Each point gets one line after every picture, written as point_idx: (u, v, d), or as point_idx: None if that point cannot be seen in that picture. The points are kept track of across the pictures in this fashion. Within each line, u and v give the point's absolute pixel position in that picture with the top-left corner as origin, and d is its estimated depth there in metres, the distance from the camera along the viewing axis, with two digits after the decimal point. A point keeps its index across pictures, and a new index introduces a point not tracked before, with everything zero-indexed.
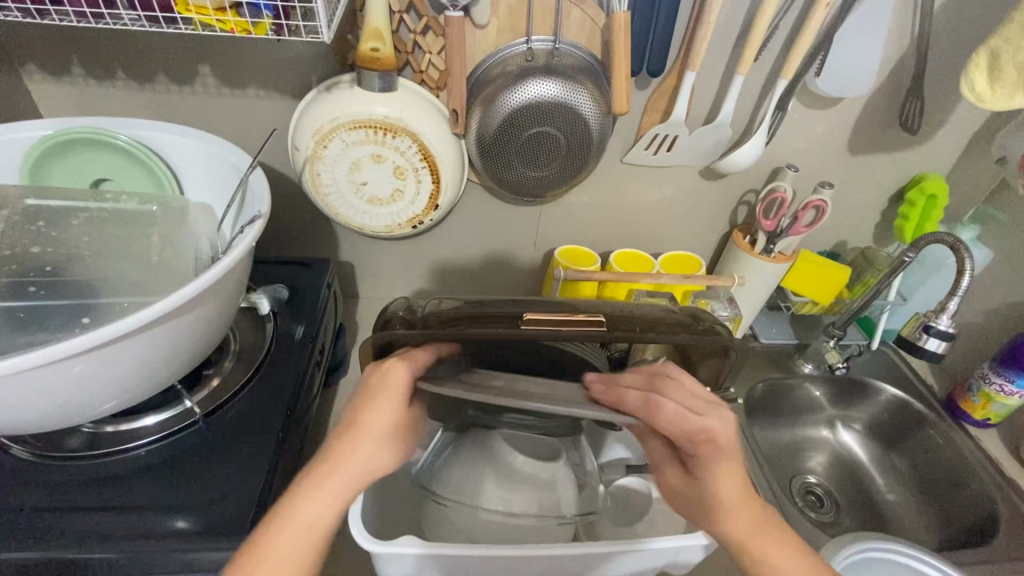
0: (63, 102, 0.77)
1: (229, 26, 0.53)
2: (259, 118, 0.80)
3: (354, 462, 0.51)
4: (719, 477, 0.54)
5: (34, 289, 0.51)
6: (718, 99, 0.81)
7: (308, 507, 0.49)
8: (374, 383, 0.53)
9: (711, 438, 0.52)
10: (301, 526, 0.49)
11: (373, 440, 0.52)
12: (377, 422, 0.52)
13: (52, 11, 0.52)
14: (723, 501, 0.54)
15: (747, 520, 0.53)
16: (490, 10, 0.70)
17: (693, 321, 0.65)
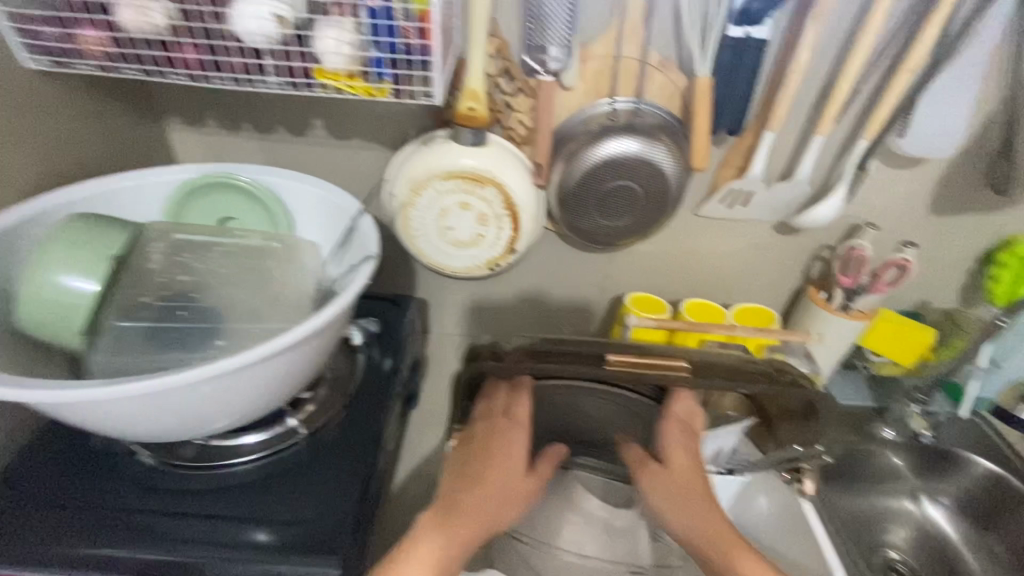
0: (194, 148, 0.88)
1: (357, 90, 0.61)
2: (360, 166, 0.88)
3: (471, 507, 0.54)
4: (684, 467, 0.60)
5: (182, 313, 0.58)
6: (795, 157, 0.82)
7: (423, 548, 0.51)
8: (494, 442, 0.59)
9: (683, 420, 0.63)
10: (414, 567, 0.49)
11: (497, 497, 0.55)
12: (494, 477, 0.56)
13: (214, 77, 0.61)
14: (685, 484, 0.58)
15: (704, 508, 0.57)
16: (578, 74, 0.75)
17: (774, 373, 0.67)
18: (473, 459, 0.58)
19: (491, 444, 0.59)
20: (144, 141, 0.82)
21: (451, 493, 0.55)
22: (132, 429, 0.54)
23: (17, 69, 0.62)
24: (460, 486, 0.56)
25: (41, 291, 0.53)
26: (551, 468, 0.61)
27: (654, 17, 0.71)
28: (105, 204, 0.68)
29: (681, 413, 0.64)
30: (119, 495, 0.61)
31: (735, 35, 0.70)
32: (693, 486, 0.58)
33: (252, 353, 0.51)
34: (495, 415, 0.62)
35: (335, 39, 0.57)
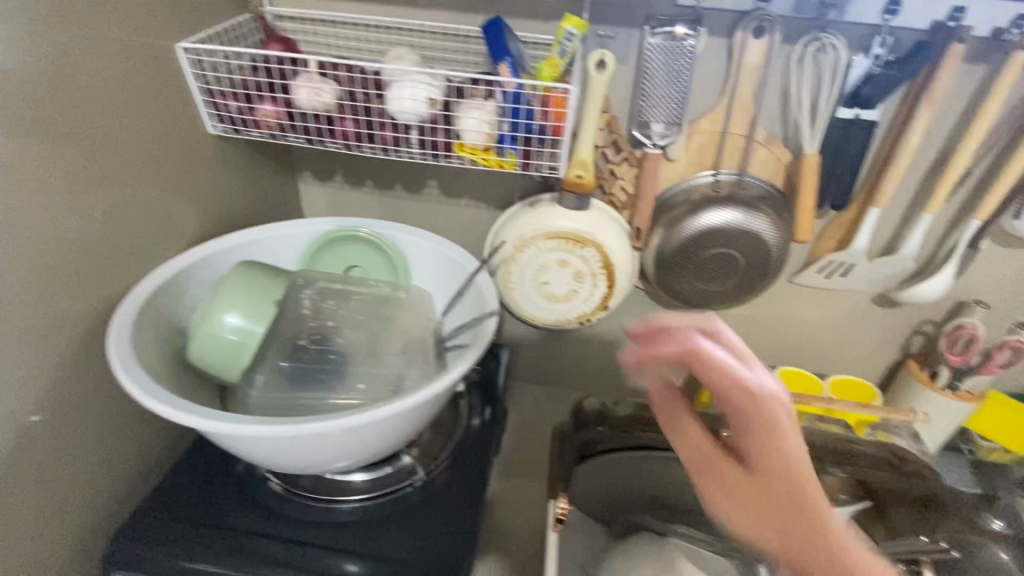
0: (320, 200, 0.97)
1: (489, 162, 0.67)
2: (466, 222, 0.95)
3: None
4: (775, 471, 0.46)
5: (331, 358, 0.65)
6: (899, 232, 0.82)
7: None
8: None
9: (790, 449, 0.46)
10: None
11: None
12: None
13: (366, 147, 0.68)
14: (778, 492, 0.46)
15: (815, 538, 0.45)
16: (684, 147, 0.79)
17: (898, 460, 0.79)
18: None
19: None
20: (282, 193, 0.92)
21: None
22: (279, 460, 0.60)
23: (202, 135, 0.73)
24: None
25: (213, 334, 0.62)
26: None
27: (764, 97, 0.75)
28: (256, 249, 0.76)
29: (782, 431, 0.46)
30: (248, 517, 0.66)
31: (844, 115, 0.73)
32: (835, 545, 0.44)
33: (388, 408, 0.56)
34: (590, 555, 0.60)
35: (477, 118, 0.64)
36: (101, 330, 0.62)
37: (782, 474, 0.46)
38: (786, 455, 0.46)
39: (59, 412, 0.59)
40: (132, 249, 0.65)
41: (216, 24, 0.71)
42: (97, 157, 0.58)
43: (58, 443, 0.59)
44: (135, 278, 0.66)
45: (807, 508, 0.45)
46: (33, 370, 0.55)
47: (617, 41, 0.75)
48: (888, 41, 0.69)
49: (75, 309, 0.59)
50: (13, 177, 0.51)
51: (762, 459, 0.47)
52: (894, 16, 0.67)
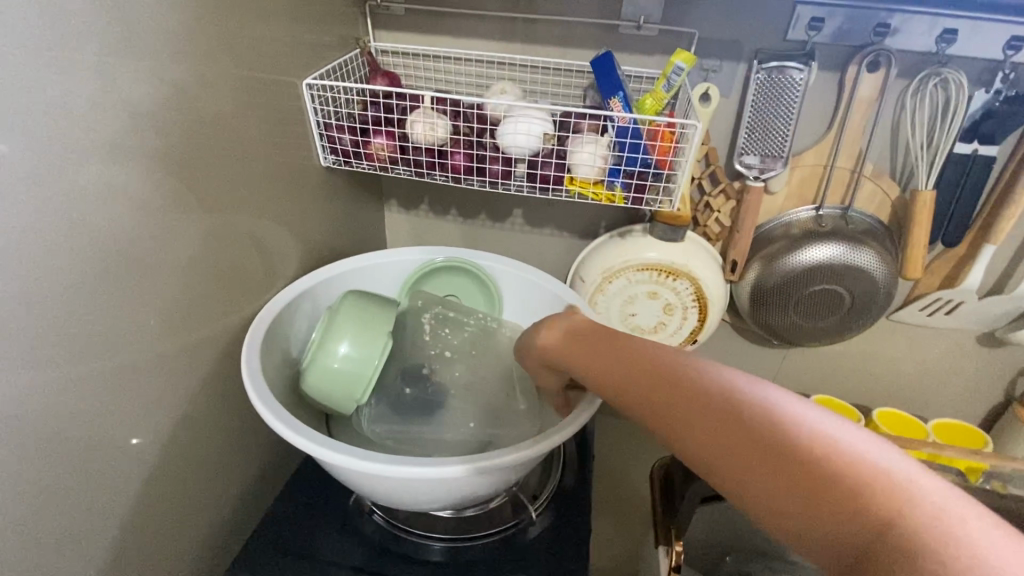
0: (403, 228, 0.99)
1: (600, 196, 0.67)
2: (549, 252, 0.95)
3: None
4: (655, 372, 0.43)
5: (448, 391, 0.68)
6: (1011, 271, 0.79)
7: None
8: None
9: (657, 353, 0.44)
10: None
11: None
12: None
13: (474, 180, 0.69)
14: (671, 387, 0.41)
15: (718, 412, 0.37)
16: (785, 181, 0.77)
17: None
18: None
19: None
20: (370, 221, 0.94)
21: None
22: (389, 497, 0.59)
23: (308, 166, 0.74)
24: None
25: (326, 366, 0.62)
26: None
27: (873, 132, 0.73)
28: (349, 280, 0.77)
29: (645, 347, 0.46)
30: (351, 553, 0.65)
31: (961, 151, 0.70)
32: (747, 419, 0.36)
33: (511, 454, 0.55)
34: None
35: (591, 152, 0.64)
36: (217, 356, 0.64)
37: (656, 375, 0.42)
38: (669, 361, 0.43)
39: (177, 439, 0.60)
40: (245, 278, 0.67)
41: (330, 60, 0.73)
42: (223, 190, 0.61)
43: (174, 469, 0.60)
44: (246, 308, 0.68)
45: (695, 393, 0.39)
46: (159, 396, 0.57)
47: (720, 75, 0.74)
48: (1011, 75, 0.66)
49: (197, 338, 0.61)
50: (156, 209, 0.53)
51: (638, 373, 0.44)
52: (1018, 52, 0.65)
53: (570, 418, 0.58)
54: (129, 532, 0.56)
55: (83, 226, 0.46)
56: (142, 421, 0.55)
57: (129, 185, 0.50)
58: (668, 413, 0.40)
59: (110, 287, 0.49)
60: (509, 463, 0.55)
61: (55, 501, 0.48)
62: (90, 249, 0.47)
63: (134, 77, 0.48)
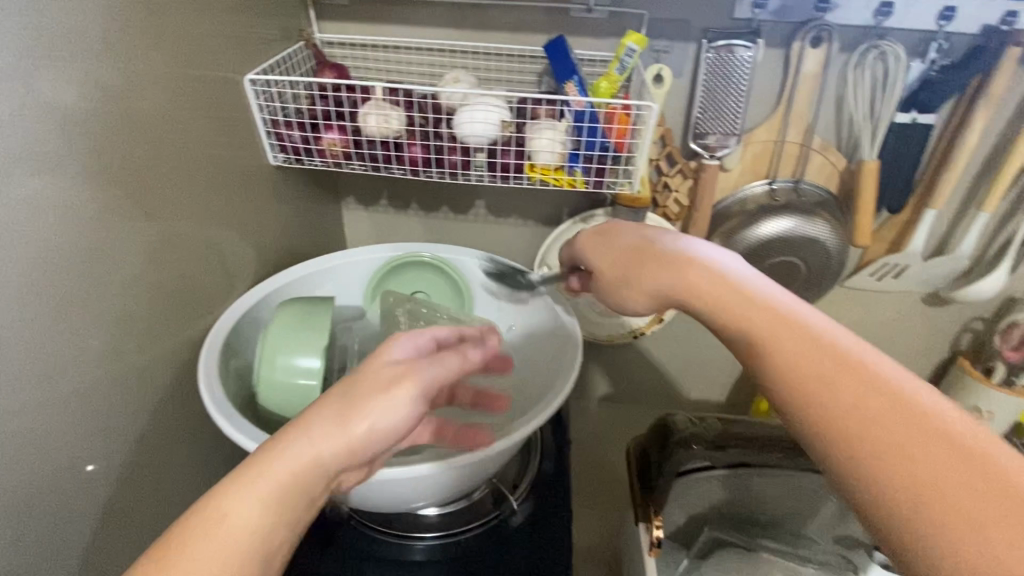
0: (363, 225, 0.96)
1: (561, 182, 0.66)
2: (514, 240, 0.94)
3: (323, 450, 0.33)
4: (792, 336, 0.37)
5: None
6: (952, 232, 0.83)
7: (240, 503, 0.31)
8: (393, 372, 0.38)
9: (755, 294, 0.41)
10: (220, 539, 0.31)
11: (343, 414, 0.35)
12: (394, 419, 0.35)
13: (434, 171, 0.67)
14: (809, 362, 0.35)
15: (870, 409, 0.32)
16: (739, 158, 0.79)
17: None
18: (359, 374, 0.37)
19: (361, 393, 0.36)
20: (328, 220, 0.91)
21: (272, 453, 0.33)
22: (364, 501, 0.57)
23: (258, 166, 0.71)
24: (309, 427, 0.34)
25: (286, 379, 0.58)
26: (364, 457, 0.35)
27: (819, 106, 0.75)
28: (308, 284, 0.75)
29: (743, 281, 0.42)
30: (333, 562, 0.64)
31: (902, 120, 0.73)
32: (884, 388, 0.33)
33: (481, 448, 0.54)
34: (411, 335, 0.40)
35: (550, 138, 0.64)
36: (174, 371, 0.61)
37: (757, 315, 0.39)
38: (810, 331, 0.37)
39: (139, 463, 0.58)
40: (198, 289, 0.64)
41: (272, 54, 0.70)
42: (166, 199, 0.57)
43: (138, 494, 0.58)
44: (202, 321, 0.65)
45: (819, 343, 0.36)
46: (115, 418, 0.54)
47: (672, 56, 0.75)
48: (944, 45, 0.69)
49: (151, 356, 0.58)
50: (94, 220, 0.49)
51: (736, 308, 0.41)
52: (949, 23, 0.68)
53: (540, 409, 0.58)
54: (95, 562, 0.54)
55: (14, 243, 0.43)
56: (98, 447, 0.52)
57: (62, 197, 0.46)
58: (781, 360, 0.37)
59: (49, 307, 0.46)
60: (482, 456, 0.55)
61: (9, 538, 0.45)
62: (24, 268, 0.44)
63: (54, 83, 0.44)
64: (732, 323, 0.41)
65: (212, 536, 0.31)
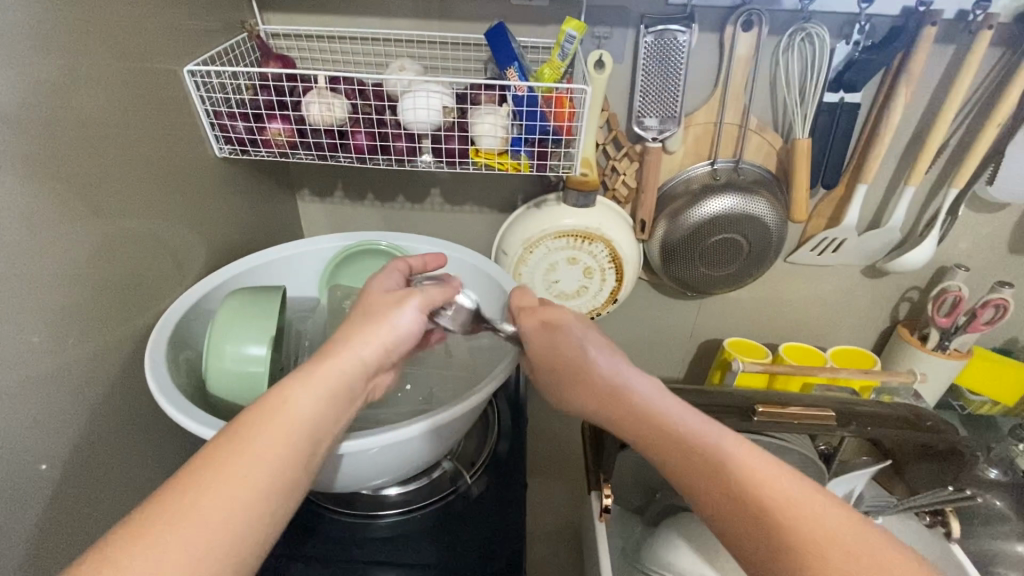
0: (320, 217, 0.97)
1: (505, 166, 0.68)
2: (470, 228, 0.96)
3: (363, 345, 0.46)
4: (683, 453, 0.42)
5: None
6: (884, 206, 0.87)
7: (308, 383, 0.42)
8: (348, 335, 0.47)
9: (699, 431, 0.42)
10: (295, 404, 0.41)
11: (333, 370, 0.44)
12: (405, 323, 0.49)
13: (380, 159, 0.69)
14: (703, 478, 0.40)
15: (762, 518, 0.37)
16: (681, 140, 0.82)
17: (915, 419, 0.70)
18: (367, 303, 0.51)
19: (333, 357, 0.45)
20: (283, 213, 0.91)
21: (325, 352, 0.45)
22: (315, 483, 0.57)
23: (205, 158, 0.71)
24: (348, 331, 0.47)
25: (236, 366, 0.59)
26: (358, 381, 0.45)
27: (753, 89, 0.79)
28: (262, 275, 0.75)
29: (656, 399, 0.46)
30: (297, 543, 0.64)
31: (830, 100, 0.77)
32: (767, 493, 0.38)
33: (427, 420, 0.55)
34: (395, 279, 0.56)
35: (491, 123, 0.65)
36: (124, 364, 0.61)
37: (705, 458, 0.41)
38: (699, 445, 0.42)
39: (89, 458, 0.58)
40: (147, 282, 0.64)
41: (215, 46, 0.70)
42: (112, 193, 0.57)
43: (90, 489, 0.58)
44: (151, 314, 0.65)
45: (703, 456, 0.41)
46: (61, 411, 0.54)
47: (612, 42, 0.77)
48: (866, 27, 0.73)
49: (98, 351, 0.58)
50: (33, 214, 0.49)
51: (652, 429, 0.44)
52: (870, 5, 0.70)
53: (485, 381, 0.59)
54: (47, 555, 0.54)
55: None
56: (45, 444, 0.52)
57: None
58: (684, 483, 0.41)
59: None
60: (427, 428, 0.55)
61: None
62: None
63: None
64: (667, 447, 0.43)
65: (287, 404, 0.40)
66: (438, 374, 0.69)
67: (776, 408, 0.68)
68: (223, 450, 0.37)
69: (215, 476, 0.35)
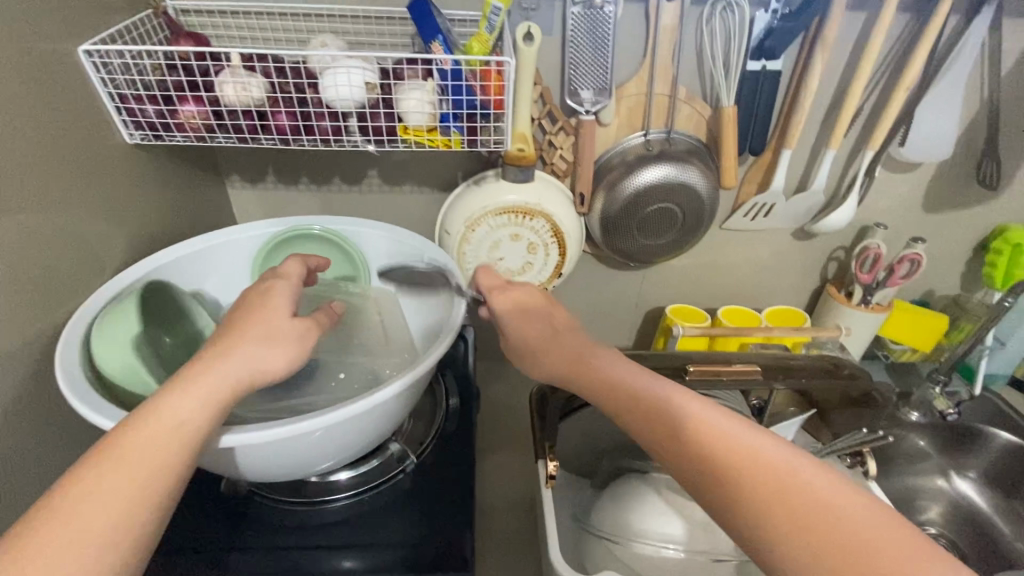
0: (253, 203, 0.93)
1: (436, 143, 0.68)
2: (411, 208, 0.94)
3: (243, 364, 0.46)
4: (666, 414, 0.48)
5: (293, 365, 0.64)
6: (809, 170, 0.91)
7: (180, 401, 0.42)
8: (226, 343, 0.47)
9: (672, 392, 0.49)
10: (164, 423, 0.41)
11: (207, 381, 0.44)
12: (287, 350, 0.49)
13: (305, 139, 0.67)
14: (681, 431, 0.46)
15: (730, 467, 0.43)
16: (614, 111, 0.83)
17: (833, 368, 0.77)
18: (251, 315, 0.49)
19: (211, 368, 0.45)
20: (211, 200, 0.88)
21: (198, 363, 0.45)
22: (255, 470, 0.56)
23: (117, 143, 0.67)
24: (224, 347, 0.47)
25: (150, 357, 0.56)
26: (229, 388, 0.45)
27: (680, 58, 0.80)
28: (184, 268, 0.72)
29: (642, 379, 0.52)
30: (245, 533, 0.63)
31: (753, 68, 0.79)
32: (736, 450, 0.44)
33: (367, 400, 0.55)
34: (291, 282, 0.54)
35: (418, 99, 0.64)
36: (37, 363, 0.58)
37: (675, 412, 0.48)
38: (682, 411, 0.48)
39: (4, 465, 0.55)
40: (59, 277, 0.61)
41: (117, 22, 0.66)
42: (15, 185, 0.53)
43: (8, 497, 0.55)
44: (67, 311, 0.61)
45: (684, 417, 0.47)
46: None
47: (540, 14, 0.77)
48: None
49: (6, 353, 0.54)
50: None
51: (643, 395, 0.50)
52: None
53: (422, 359, 0.59)
54: None
55: None
56: None
57: None
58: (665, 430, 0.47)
59: None
60: (368, 408, 0.55)
61: None
62: None
63: None
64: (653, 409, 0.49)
65: (157, 422, 0.41)
66: (379, 357, 0.68)
67: (710, 370, 0.73)
68: (85, 478, 0.38)
69: (79, 505, 0.37)
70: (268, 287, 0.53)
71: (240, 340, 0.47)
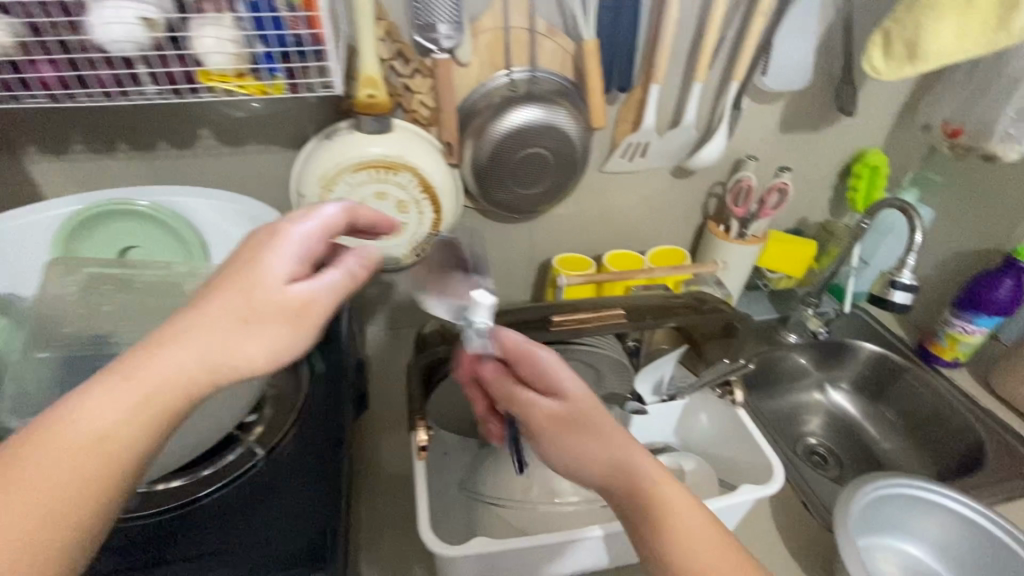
0: (60, 178, 0.79)
1: (249, 89, 0.58)
2: (260, 172, 0.83)
3: (199, 352, 0.37)
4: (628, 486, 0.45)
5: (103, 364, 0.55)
6: (681, 104, 0.89)
7: (109, 405, 0.35)
8: (178, 327, 0.38)
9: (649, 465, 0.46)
10: (80, 435, 0.34)
11: (141, 383, 0.36)
12: (271, 335, 0.40)
13: (80, 94, 0.57)
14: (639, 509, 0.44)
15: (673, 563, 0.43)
16: (471, 49, 0.76)
17: (699, 303, 0.79)
18: (236, 275, 0.40)
19: (164, 366, 0.36)
20: None
21: (141, 349, 0.37)
22: None
23: None
24: (192, 322, 0.38)
25: None
26: (181, 389, 0.37)
27: None
28: None
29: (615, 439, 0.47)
30: None
31: None
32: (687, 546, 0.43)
33: None
34: (307, 222, 0.43)
35: (215, 37, 0.54)
36: None
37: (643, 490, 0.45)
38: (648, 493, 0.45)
39: None
40: None
41: None
42: None
43: None
44: None
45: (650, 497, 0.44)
46: None
47: None
48: None
49: None
50: None
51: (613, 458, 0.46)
52: None
53: None
54: None
55: None
56: None
57: None
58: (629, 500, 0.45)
59: None
60: None
61: None
62: None
63: None
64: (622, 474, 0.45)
65: (67, 434, 0.34)
66: None
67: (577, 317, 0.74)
68: None
69: None
70: (275, 229, 0.43)
71: (209, 315, 0.38)
